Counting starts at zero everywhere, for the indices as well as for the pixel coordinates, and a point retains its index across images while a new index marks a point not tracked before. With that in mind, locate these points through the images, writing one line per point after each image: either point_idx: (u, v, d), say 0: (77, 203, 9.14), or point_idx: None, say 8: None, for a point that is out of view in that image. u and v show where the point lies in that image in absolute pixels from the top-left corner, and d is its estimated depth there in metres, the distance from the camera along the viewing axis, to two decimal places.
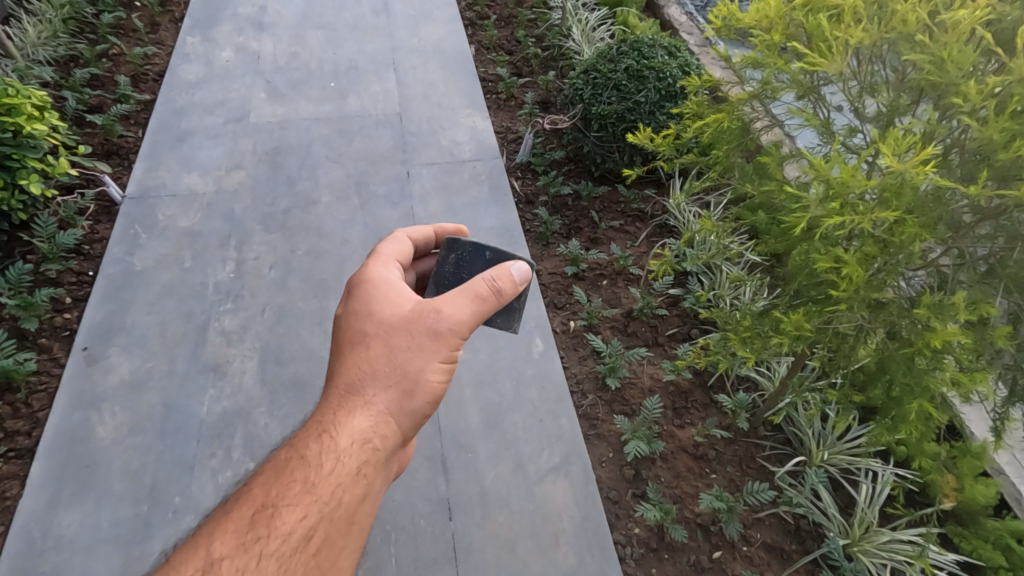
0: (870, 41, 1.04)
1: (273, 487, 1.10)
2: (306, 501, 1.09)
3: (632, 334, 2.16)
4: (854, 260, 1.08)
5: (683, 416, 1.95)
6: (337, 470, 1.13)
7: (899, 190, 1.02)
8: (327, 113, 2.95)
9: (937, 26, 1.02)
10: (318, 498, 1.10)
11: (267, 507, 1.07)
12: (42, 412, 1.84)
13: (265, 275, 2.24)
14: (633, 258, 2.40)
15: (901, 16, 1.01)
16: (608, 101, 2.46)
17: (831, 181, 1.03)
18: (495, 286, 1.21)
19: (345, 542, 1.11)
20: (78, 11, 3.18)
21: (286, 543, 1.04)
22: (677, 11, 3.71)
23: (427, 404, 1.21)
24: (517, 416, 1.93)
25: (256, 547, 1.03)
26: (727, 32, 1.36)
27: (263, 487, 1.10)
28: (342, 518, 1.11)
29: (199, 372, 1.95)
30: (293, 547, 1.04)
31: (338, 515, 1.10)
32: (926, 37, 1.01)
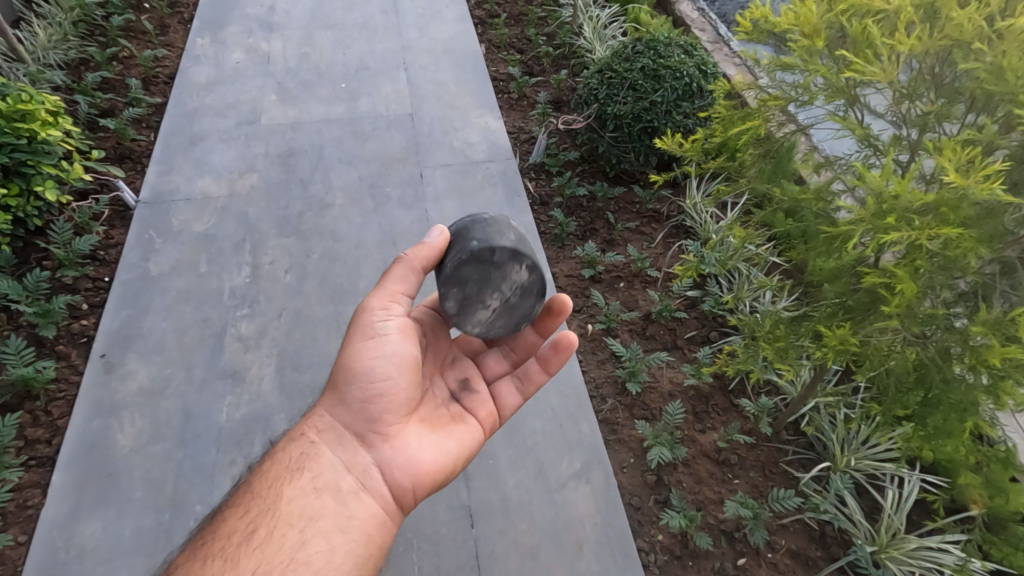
0: (922, 49, 1.02)
1: (247, 491, 1.35)
2: (251, 501, 1.31)
3: (650, 337, 2.14)
4: (905, 273, 1.07)
5: (704, 420, 1.93)
6: (288, 472, 1.35)
7: (957, 205, 1.00)
8: (339, 114, 2.93)
9: (994, 35, 1.01)
10: (262, 497, 1.31)
11: (235, 506, 1.31)
12: (61, 420, 1.84)
13: (281, 280, 2.23)
14: (650, 259, 2.37)
15: (956, 23, 0.99)
16: (624, 101, 2.43)
17: (881, 194, 1.01)
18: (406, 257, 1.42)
19: (295, 534, 1.24)
20: (88, 13, 3.17)
21: (230, 540, 1.23)
22: (688, 8, 3.68)
23: (357, 395, 1.39)
24: (537, 422, 1.92)
25: (204, 545, 1.23)
26: (756, 35, 1.35)
27: (245, 487, 1.36)
28: (288, 511, 1.27)
29: (217, 379, 1.95)
30: (242, 538, 1.23)
31: (284, 510, 1.28)
32: (984, 46, 1.00)
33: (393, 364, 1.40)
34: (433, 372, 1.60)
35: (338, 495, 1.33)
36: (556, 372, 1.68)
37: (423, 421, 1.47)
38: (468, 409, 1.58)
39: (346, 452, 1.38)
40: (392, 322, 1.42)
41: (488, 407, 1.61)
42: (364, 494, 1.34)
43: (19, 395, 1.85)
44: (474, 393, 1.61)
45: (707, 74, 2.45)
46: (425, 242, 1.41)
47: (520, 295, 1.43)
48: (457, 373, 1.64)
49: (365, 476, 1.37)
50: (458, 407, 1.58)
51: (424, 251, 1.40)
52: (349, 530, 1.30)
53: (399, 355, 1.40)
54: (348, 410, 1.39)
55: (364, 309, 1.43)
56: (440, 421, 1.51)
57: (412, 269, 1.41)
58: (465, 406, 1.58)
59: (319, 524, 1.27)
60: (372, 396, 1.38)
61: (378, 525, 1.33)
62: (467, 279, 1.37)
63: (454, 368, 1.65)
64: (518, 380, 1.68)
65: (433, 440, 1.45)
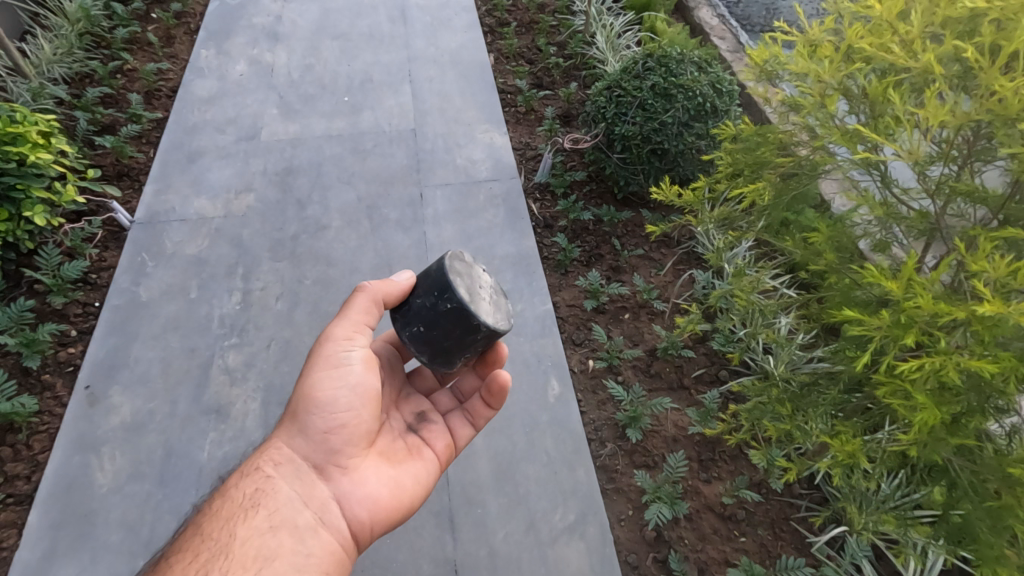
0: (955, 123, 1.04)
1: (193, 534, 1.26)
2: (197, 544, 1.23)
3: (655, 375, 2.02)
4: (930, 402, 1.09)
5: (709, 470, 1.81)
6: (241, 509, 1.28)
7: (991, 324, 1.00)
8: (340, 129, 2.85)
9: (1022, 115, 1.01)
10: (212, 539, 1.23)
11: (180, 551, 1.22)
12: (42, 455, 1.79)
13: (272, 307, 2.16)
14: (657, 289, 2.25)
15: (999, 96, 0.99)
16: (632, 121, 2.30)
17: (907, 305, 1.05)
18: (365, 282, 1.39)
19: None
20: (93, 25, 3.14)
21: None
22: (707, 14, 3.53)
23: (319, 426, 1.35)
24: (531, 468, 1.81)
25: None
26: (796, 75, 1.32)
27: (191, 529, 1.28)
28: (241, 552, 1.20)
29: (201, 414, 1.89)
30: None
31: (236, 553, 1.20)
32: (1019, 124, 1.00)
33: (352, 391, 1.37)
34: (389, 406, 1.58)
35: (295, 533, 1.27)
36: (498, 409, 1.62)
37: (381, 455, 1.45)
38: (425, 440, 1.56)
39: (302, 488, 1.33)
40: (355, 350, 1.38)
41: (445, 438, 1.60)
42: (322, 530, 1.30)
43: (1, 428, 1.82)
44: (428, 423, 1.60)
45: (721, 92, 2.30)
46: (393, 279, 1.38)
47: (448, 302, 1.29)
48: (412, 407, 1.63)
49: (324, 510, 1.33)
50: (414, 438, 1.56)
51: (388, 287, 1.37)
52: (306, 569, 1.25)
53: (358, 384, 1.37)
54: (305, 442, 1.36)
55: (328, 338, 1.38)
56: (400, 454, 1.49)
57: (376, 301, 1.37)
58: (421, 437, 1.57)
59: (275, 565, 1.21)
60: (332, 428, 1.35)
61: (337, 563, 1.29)
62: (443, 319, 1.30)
63: (408, 403, 1.64)
64: (468, 413, 1.65)
65: (390, 474, 1.43)
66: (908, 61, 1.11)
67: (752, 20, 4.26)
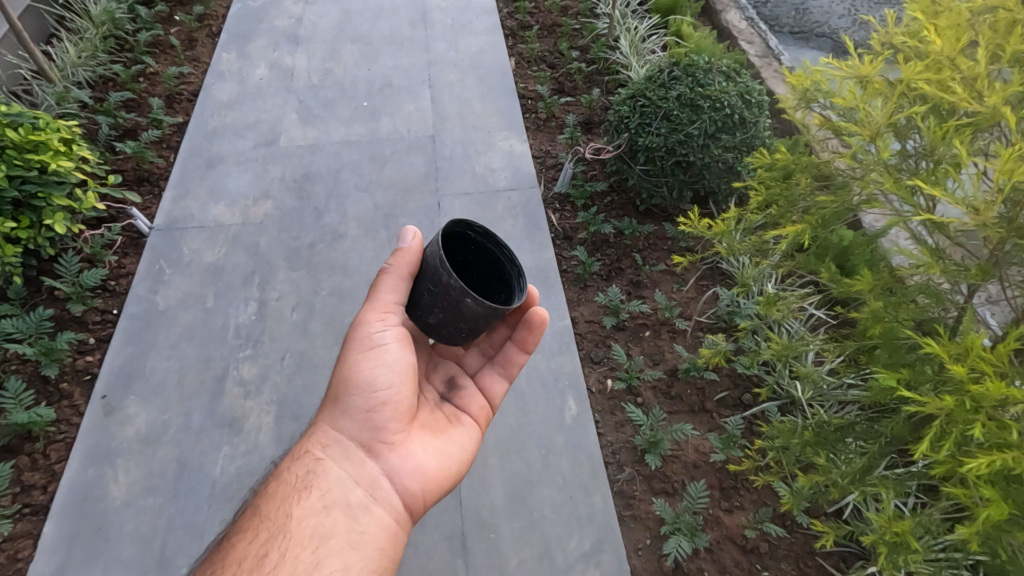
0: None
1: (250, 517, 1.30)
2: (257, 526, 1.27)
3: (676, 397, 1.96)
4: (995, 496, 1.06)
5: (731, 498, 1.74)
6: (293, 491, 1.31)
7: None
8: (359, 135, 2.83)
9: None
10: (269, 520, 1.27)
11: (241, 533, 1.26)
12: (59, 464, 1.80)
13: (287, 318, 2.15)
14: (679, 307, 2.18)
15: None
16: (656, 133, 2.23)
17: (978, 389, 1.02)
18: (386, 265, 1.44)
19: (307, 555, 1.20)
20: (117, 28, 3.15)
21: (239, 566, 1.18)
22: (736, 17, 3.43)
23: (362, 405, 1.38)
24: (546, 492, 1.77)
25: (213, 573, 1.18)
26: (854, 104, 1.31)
27: (247, 514, 1.31)
28: (298, 533, 1.24)
29: (215, 427, 1.88)
30: (251, 564, 1.18)
31: (294, 533, 1.24)
32: None
33: (391, 368, 1.39)
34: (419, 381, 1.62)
35: (348, 511, 1.30)
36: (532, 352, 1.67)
37: (423, 427, 1.48)
38: (461, 408, 1.60)
39: (354, 468, 1.36)
40: (388, 330, 1.41)
41: (479, 401, 1.63)
42: (374, 507, 1.33)
43: (19, 437, 1.83)
44: (463, 391, 1.63)
45: (750, 103, 2.22)
46: (403, 247, 1.43)
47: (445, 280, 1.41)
48: (443, 374, 1.65)
49: (375, 487, 1.35)
50: (451, 407, 1.59)
51: (406, 257, 1.42)
52: (361, 546, 1.26)
53: (398, 362, 1.40)
54: (351, 422, 1.38)
55: (360, 322, 1.42)
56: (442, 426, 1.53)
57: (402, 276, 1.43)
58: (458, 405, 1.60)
59: (331, 543, 1.24)
60: (374, 405, 1.38)
61: (390, 537, 1.32)
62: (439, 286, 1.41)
63: (438, 372, 1.66)
64: (500, 368, 1.69)
65: (435, 445, 1.46)
66: (971, 103, 1.09)
67: (780, 22, 4.16)
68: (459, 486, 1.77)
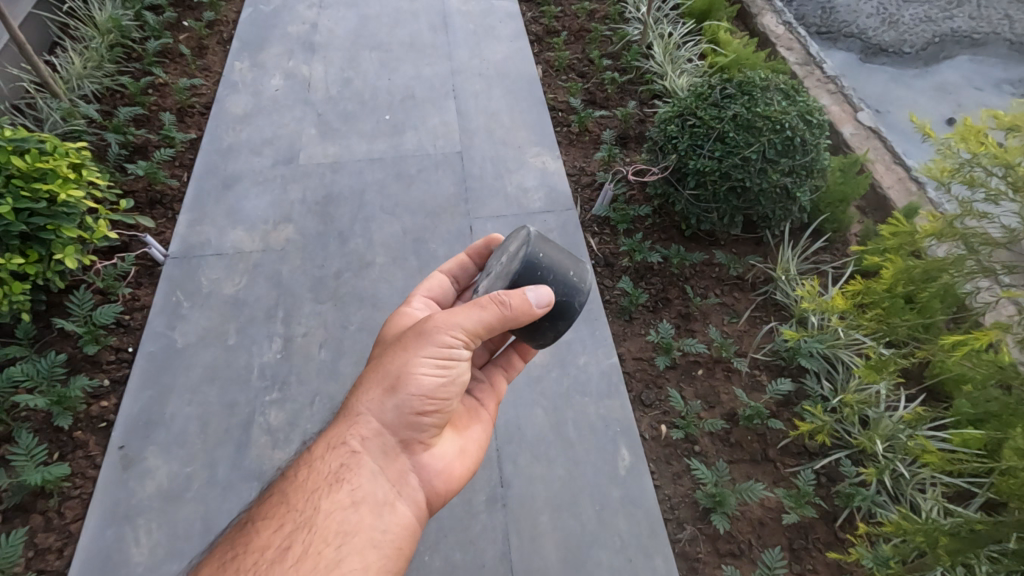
0: None
1: (274, 503, 1.21)
2: (280, 513, 1.18)
3: (736, 445, 1.82)
4: None
5: (803, 560, 1.62)
6: (324, 483, 1.22)
7: None
8: (382, 152, 2.68)
9: None
10: (297, 510, 1.18)
11: (266, 520, 1.18)
12: (74, 525, 1.67)
13: (315, 356, 2.01)
14: (734, 343, 2.04)
15: None
16: (709, 156, 2.08)
17: None
18: (499, 296, 1.26)
19: (333, 554, 1.12)
20: (124, 36, 3.00)
21: (262, 556, 1.11)
22: (772, 21, 3.27)
23: (413, 405, 1.28)
24: (603, 554, 1.64)
25: (235, 559, 1.11)
26: None
27: (273, 497, 1.22)
28: (324, 527, 1.16)
29: (242, 481, 1.75)
30: (276, 556, 1.10)
31: (322, 524, 1.16)
32: None
33: (452, 380, 1.30)
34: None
35: (376, 508, 1.23)
36: (531, 357, 1.71)
37: (448, 423, 1.45)
38: (479, 403, 1.59)
39: (385, 459, 1.29)
40: (466, 348, 1.29)
41: (491, 396, 1.63)
42: (400, 504, 1.27)
43: (33, 493, 1.69)
44: (477, 383, 1.63)
45: (811, 124, 2.07)
46: (528, 296, 1.28)
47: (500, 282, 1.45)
48: None
49: (403, 483, 1.30)
50: (468, 401, 1.58)
51: (522, 297, 1.27)
52: (384, 545, 1.21)
53: (460, 376, 1.31)
54: (395, 421, 1.28)
55: (437, 325, 1.26)
56: (463, 421, 1.52)
57: (500, 305, 1.26)
58: (476, 399, 1.59)
59: (356, 540, 1.17)
60: (424, 410, 1.29)
61: (410, 537, 1.26)
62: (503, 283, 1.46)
63: None
64: (505, 367, 1.69)
65: (455, 442, 1.44)
66: None
67: (808, 22, 3.98)
68: (507, 549, 1.64)
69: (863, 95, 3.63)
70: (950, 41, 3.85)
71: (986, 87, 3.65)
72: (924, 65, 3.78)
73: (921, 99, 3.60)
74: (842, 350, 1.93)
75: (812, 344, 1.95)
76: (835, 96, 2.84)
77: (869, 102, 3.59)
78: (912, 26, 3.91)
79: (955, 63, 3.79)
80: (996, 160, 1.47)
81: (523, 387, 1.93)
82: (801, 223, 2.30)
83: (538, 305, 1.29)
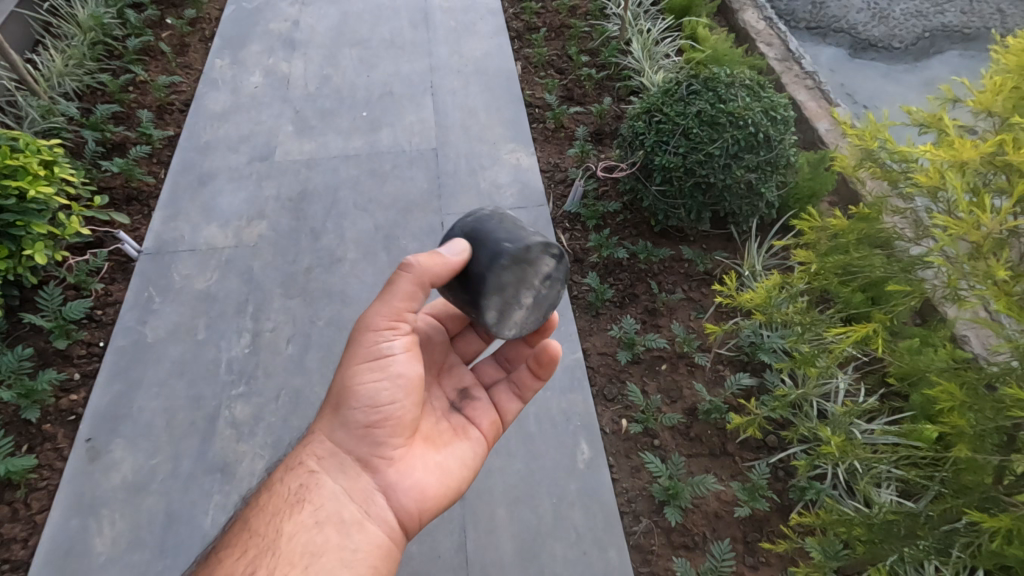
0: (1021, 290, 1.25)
1: (242, 527, 1.23)
2: (245, 538, 1.20)
3: (695, 439, 1.84)
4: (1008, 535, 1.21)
5: (756, 553, 1.64)
6: (286, 505, 1.24)
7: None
8: (357, 149, 2.69)
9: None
10: (260, 534, 1.20)
11: (231, 545, 1.20)
12: (40, 515, 1.70)
13: (282, 351, 2.03)
14: (698, 339, 2.05)
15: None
16: (674, 152, 2.09)
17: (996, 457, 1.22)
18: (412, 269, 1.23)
19: None
20: (106, 34, 3.02)
21: None
22: (753, 16, 3.26)
23: (360, 415, 1.28)
24: (557, 547, 1.66)
25: None
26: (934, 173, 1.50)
27: (238, 522, 1.25)
28: (287, 550, 1.16)
29: (206, 473, 1.78)
30: None
31: (285, 550, 1.17)
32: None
33: (396, 384, 1.29)
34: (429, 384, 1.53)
35: (342, 527, 1.23)
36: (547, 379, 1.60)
37: (425, 439, 1.40)
38: (469, 419, 1.51)
39: (349, 477, 1.28)
40: (396, 341, 1.29)
41: (490, 414, 1.55)
42: (369, 524, 1.26)
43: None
44: (473, 401, 1.55)
45: (776, 120, 2.07)
46: (441, 254, 1.25)
47: (551, 284, 1.36)
48: (455, 381, 1.58)
49: (371, 503, 1.28)
50: (459, 417, 1.51)
51: (434, 265, 1.23)
52: (353, 564, 1.20)
53: (404, 377, 1.29)
54: (350, 437, 1.29)
55: (365, 326, 1.28)
56: (445, 437, 1.44)
57: (421, 282, 1.24)
58: (466, 415, 1.52)
59: (321, 561, 1.17)
60: (376, 421, 1.28)
61: (382, 556, 1.25)
62: (505, 284, 1.28)
63: (451, 376, 1.58)
64: (514, 385, 1.61)
65: (436, 460, 1.38)
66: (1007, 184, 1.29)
67: (795, 16, 3.95)
68: (464, 541, 1.67)
69: (849, 91, 3.62)
70: (939, 36, 3.82)
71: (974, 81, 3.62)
72: (913, 60, 3.77)
73: (907, 94, 3.58)
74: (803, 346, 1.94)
75: (769, 340, 1.97)
76: (813, 92, 2.84)
77: (855, 98, 3.57)
78: (901, 20, 3.87)
79: (944, 58, 3.77)
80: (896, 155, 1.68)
81: None
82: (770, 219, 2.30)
83: (450, 259, 1.25)
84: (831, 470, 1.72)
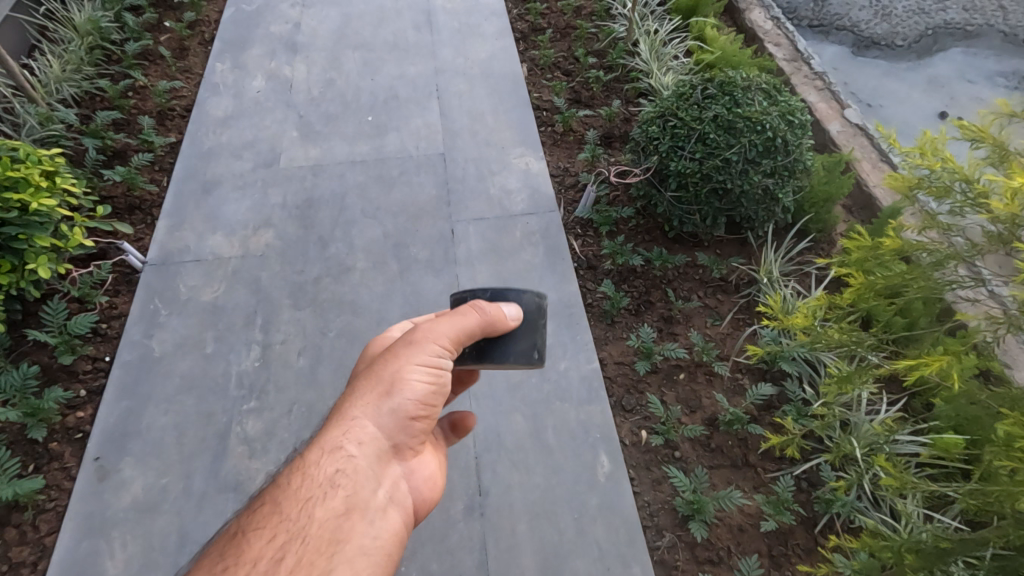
0: None
1: (266, 506, 1.09)
2: (272, 522, 1.06)
3: (716, 450, 1.81)
4: None
5: (782, 567, 1.62)
6: (319, 489, 1.10)
7: None
8: (364, 154, 2.65)
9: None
10: (288, 518, 1.06)
11: (256, 526, 1.06)
12: (49, 538, 1.66)
13: (293, 364, 1.99)
14: (716, 347, 2.02)
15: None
16: (690, 157, 2.05)
17: None
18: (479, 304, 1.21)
19: (324, 565, 1.01)
20: (104, 38, 2.96)
21: (254, 568, 0.99)
22: (760, 16, 3.22)
23: (409, 410, 1.17)
24: (581, 564, 1.63)
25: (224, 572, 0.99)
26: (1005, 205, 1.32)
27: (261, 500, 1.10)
28: (316, 537, 1.05)
29: (219, 492, 1.74)
30: (268, 567, 0.99)
31: (315, 534, 1.05)
32: None
33: (441, 388, 1.21)
34: None
35: (367, 514, 1.12)
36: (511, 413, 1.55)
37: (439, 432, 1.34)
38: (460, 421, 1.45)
39: (379, 464, 1.18)
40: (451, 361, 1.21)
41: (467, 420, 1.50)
42: (392, 511, 1.17)
43: (7, 507, 1.69)
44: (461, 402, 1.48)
45: (793, 125, 2.04)
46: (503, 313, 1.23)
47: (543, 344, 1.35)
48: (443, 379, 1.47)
49: (396, 489, 1.20)
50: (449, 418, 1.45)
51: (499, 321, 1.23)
52: (374, 553, 1.10)
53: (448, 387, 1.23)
54: (394, 427, 1.18)
55: (431, 337, 1.17)
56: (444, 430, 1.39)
57: (481, 326, 1.21)
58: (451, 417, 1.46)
59: (348, 551, 1.06)
60: (420, 415, 1.20)
61: (400, 544, 1.17)
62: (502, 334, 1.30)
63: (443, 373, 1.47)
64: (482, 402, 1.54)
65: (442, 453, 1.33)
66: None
67: (797, 15, 3.87)
68: (485, 559, 1.63)
69: (855, 89, 3.59)
70: (942, 34, 3.80)
71: (979, 79, 3.60)
72: (916, 58, 3.75)
73: (912, 92, 3.56)
74: (824, 355, 1.91)
75: (789, 349, 1.94)
76: (822, 93, 2.81)
77: (860, 97, 3.55)
78: (903, 19, 3.81)
79: (948, 55, 3.76)
80: (957, 175, 1.49)
81: (501, 394, 1.92)
82: (785, 223, 2.28)
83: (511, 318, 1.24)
84: (858, 482, 1.69)
